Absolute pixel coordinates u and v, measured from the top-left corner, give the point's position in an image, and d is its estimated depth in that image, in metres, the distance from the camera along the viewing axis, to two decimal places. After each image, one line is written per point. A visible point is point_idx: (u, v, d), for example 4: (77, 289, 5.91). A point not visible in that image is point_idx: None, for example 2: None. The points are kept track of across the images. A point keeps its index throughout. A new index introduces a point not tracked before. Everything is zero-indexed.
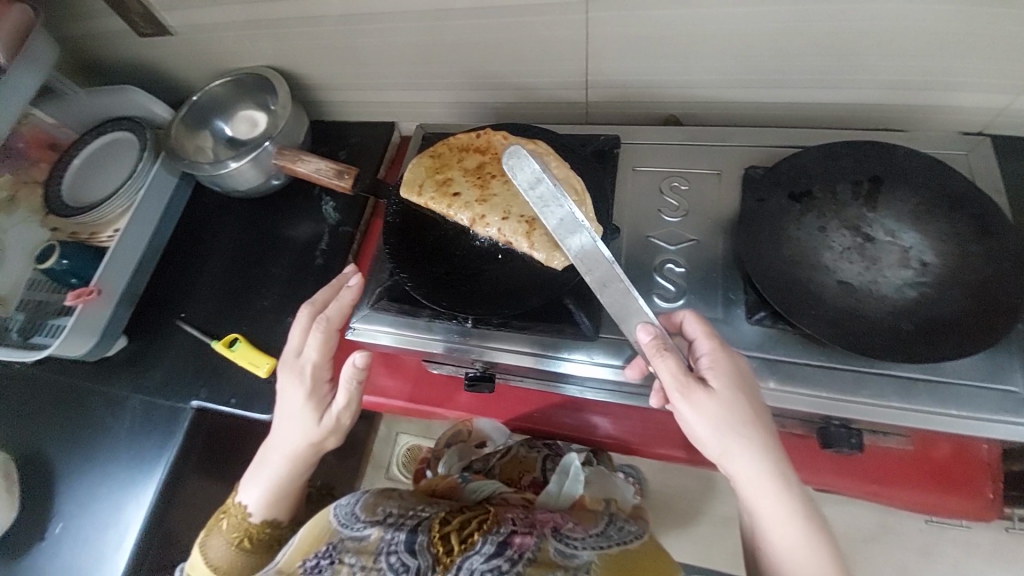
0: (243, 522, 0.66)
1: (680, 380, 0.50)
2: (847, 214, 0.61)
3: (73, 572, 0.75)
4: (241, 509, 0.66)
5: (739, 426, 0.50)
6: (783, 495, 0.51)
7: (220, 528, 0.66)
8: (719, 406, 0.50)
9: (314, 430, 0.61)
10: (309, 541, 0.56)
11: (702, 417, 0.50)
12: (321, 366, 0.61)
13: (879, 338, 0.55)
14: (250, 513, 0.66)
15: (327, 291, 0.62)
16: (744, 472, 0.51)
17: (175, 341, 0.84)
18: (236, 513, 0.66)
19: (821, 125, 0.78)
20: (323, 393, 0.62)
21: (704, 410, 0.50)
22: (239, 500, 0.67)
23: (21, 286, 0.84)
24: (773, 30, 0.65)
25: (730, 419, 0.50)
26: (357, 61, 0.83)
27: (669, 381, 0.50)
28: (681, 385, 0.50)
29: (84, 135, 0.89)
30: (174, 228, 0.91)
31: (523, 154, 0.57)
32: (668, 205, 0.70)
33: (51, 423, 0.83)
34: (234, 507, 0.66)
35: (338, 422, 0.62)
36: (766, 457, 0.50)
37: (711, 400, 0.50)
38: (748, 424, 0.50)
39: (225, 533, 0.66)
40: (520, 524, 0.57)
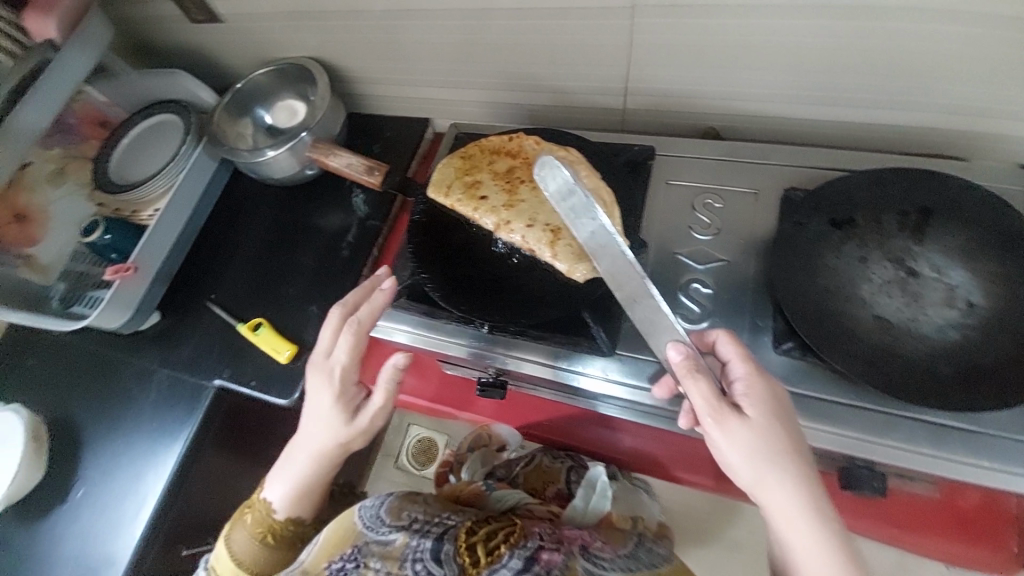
0: (266, 518, 0.65)
1: (712, 405, 0.49)
2: (891, 245, 0.58)
3: (95, 530, 0.80)
4: (266, 505, 0.65)
5: (770, 454, 0.49)
6: (823, 534, 0.48)
7: (243, 522, 0.65)
8: (753, 434, 0.49)
9: (341, 432, 0.61)
10: (334, 542, 0.57)
11: (735, 445, 0.49)
12: (351, 369, 0.61)
13: (912, 380, 0.53)
14: (274, 509, 0.65)
15: (360, 293, 0.63)
16: (778, 505, 0.49)
17: (203, 320, 0.87)
18: (260, 508, 0.66)
19: (869, 147, 0.74)
20: (352, 395, 0.62)
21: (737, 438, 0.49)
22: (263, 496, 0.66)
23: (65, 256, 0.88)
24: (827, 44, 0.62)
25: (762, 447, 0.49)
26: (396, 56, 0.83)
27: (701, 406, 0.49)
28: (713, 410, 0.49)
29: (133, 115, 0.92)
30: (211, 210, 0.94)
31: (556, 163, 0.55)
32: (700, 222, 0.68)
33: (85, 388, 0.87)
34: (258, 502, 0.66)
35: (366, 426, 0.61)
36: (802, 490, 0.49)
37: (744, 428, 0.49)
38: (780, 453, 0.49)
39: (248, 527, 0.65)
40: (547, 540, 0.58)
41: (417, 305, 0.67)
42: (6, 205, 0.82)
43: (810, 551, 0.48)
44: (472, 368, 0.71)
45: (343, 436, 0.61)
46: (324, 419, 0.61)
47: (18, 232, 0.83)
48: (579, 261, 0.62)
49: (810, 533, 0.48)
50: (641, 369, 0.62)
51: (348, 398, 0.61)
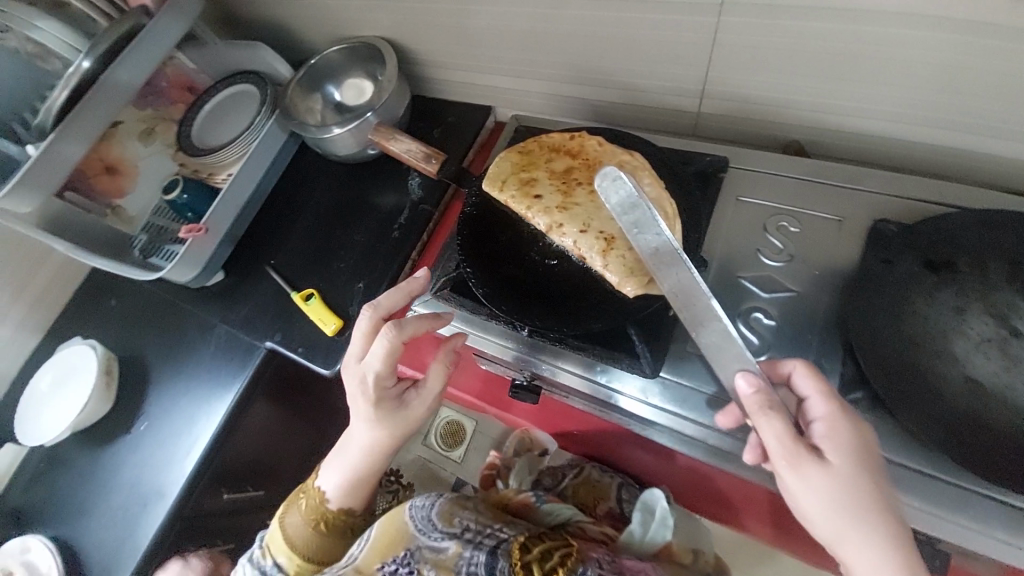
0: (319, 507, 0.70)
1: (789, 448, 0.45)
2: (996, 298, 0.50)
3: (151, 465, 0.87)
4: (320, 493, 0.70)
5: (855, 504, 0.44)
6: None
7: (298, 507, 0.71)
8: (834, 484, 0.45)
9: (387, 427, 0.64)
10: (385, 543, 0.65)
11: (813, 493, 0.45)
12: (384, 376, 0.61)
13: (997, 458, 0.47)
14: (328, 499, 0.70)
15: (394, 296, 0.61)
16: (863, 563, 0.44)
17: (260, 284, 0.90)
18: (315, 495, 0.71)
19: (980, 180, 0.65)
20: (392, 396, 0.63)
21: (814, 486, 0.45)
22: (318, 484, 0.71)
23: (149, 210, 0.94)
24: (943, 61, 0.55)
25: (846, 494, 0.44)
26: (467, 41, 0.82)
27: (776, 447, 0.45)
28: (790, 454, 0.45)
29: (219, 83, 0.98)
30: (278, 178, 0.97)
31: (619, 175, 0.50)
32: (770, 246, 0.62)
33: (153, 334, 0.94)
34: (313, 491, 0.71)
35: (412, 419, 0.64)
36: (893, 551, 0.44)
37: (823, 474, 0.45)
38: (865, 502, 0.44)
39: (303, 513, 0.70)
40: (606, 567, 0.66)
41: (460, 298, 0.68)
42: (101, 157, 0.88)
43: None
44: (507, 367, 0.70)
45: (388, 433, 0.64)
46: (368, 420, 0.64)
47: (108, 183, 0.90)
48: (630, 274, 0.58)
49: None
50: (682, 396, 0.59)
51: (387, 402, 0.63)
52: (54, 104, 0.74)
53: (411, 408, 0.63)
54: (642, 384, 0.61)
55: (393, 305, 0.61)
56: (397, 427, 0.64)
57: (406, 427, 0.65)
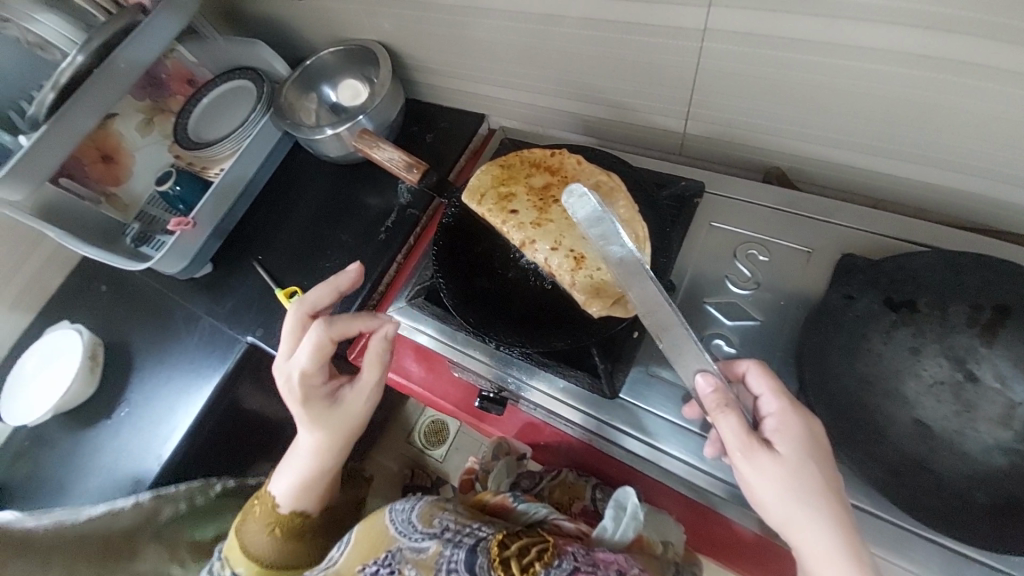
0: (272, 511, 0.71)
1: (743, 440, 0.46)
2: (954, 341, 0.50)
3: (128, 449, 0.89)
4: (272, 499, 0.72)
5: (810, 497, 0.45)
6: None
7: (253, 515, 0.73)
8: (783, 473, 0.45)
9: (323, 421, 0.65)
10: (367, 546, 0.65)
11: (764, 482, 0.46)
12: (311, 374, 0.62)
13: (939, 502, 0.48)
14: (279, 504, 0.71)
15: (321, 294, 0.62)
16: (811, 547, 0.45)
17: (246, 278, 0.92)
18: (267, 501, 0.72)
19: (952, 217, 0.66)
20: (323, 393, 0.65)
21: (772, 483, 0.45)
22: (270, 490, 0.73)
23: (144, 198, 0.96)
24: (922, 98, 0.54)
25: (801, 488, 0.45)
26: (460, 51, 0.83)
27: (729, 440, 0.46)
28: (744, 445, 0.46)
29: (219, 78, 0.99)
30: (272, 174, 0.99)
31: (576, 191, 0.44)
32: (739, 273, 0.64)
33: (140, 322, 0.96)
34: (266, 497, 0.72)
35: (347, 412, 0.65)
36: (841, 535, 0.44)
37: (777, 465, 0.45)
38: (820, 496, 0.45)
39: (259, 522, 0.72)
40: (583, 561, 0.61)
41: (432, 307, 0.70)
42: (96, 145, 0.90)
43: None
44: (478, 378, 0.72)
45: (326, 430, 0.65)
46: (306, 422, 0.65)
47: (102, 170, 0.92)
48: (595, 295, 0.60)
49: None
50: (640, 419, 0.61)
51: (318, 400, 0.64)
52: (46, 101, 0.74)
53: (345, 403, 0.65)
54: (605, 403, 0.62)
55: (322, 301, 0.63)
56: (335, 422, 0.65)
57: (342, 424, 0.66)
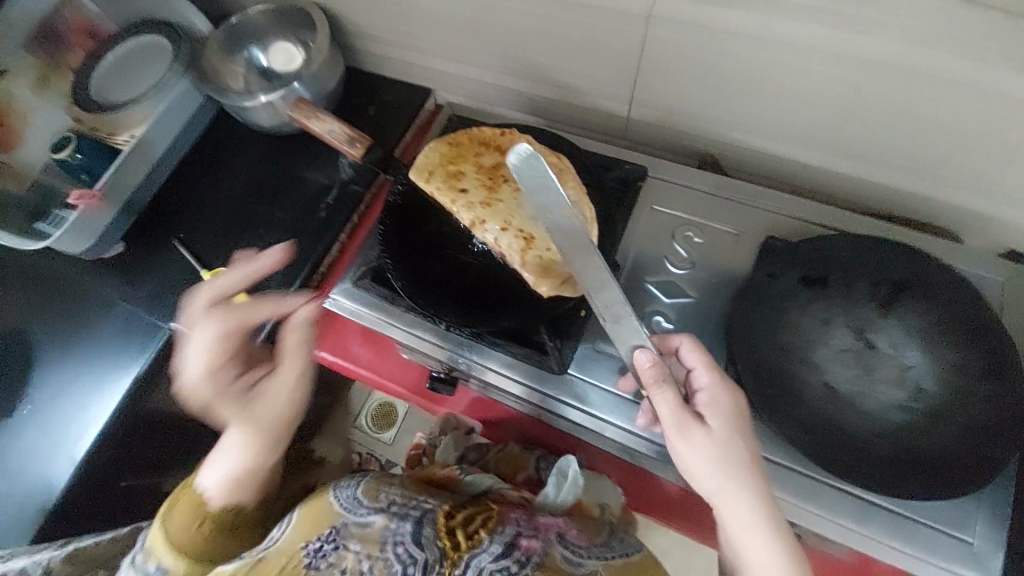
0: (198, 508, 0.64)
1: (677, 413, 0.50)
2: (858, 313, 0.57)
3: (29, 452, 0.78)
4: (199, 493, 0.65)
5: (735, 466, 0.50)
6: (783, 557, 0.49)
7: (178, 507, 0.64)
8: (710, 445, 0.50)
9: (242, 417, 0.64)
10: (309, 525, 0.63)
11: (692, 453, 0.50)
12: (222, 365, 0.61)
13: (849, 457, 0.55)
14: (206, 497, 0.65)
15: (241, 274, 0.61)
16: (733, 510, 0.50)
17: (169, 258, 0.84)
18: (193, 496, 0.65)
19: (857, 203, 0.73)
20: (238, 386, 0.64)
21: (700, 456, 0.50)
22: (198, 483, 0.66)
23: (39, 166, 0.85)
24: (836, 94, 0.60)
25: (727, 457, 0.50)
26: (404, 19, 0.79)
27: (665, 415, 0.51)
28: (677, 420, 0.50)
29: (128, 32, 0.88)
30: (193, 143, 0.91)
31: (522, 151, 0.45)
32: (677, 254, 0.68)
33: (41, 308, 0.86)
34: (190, 488, 0.65)
35: (266, 410, 0.64)
36: (759, 498, 0.50)
37: (706, 438, 0.50)
38: (744, 463, 0.50)
39: (185, 516, 0.64)
40: (526, 527, 0.64)
41: (378, 287, 0.69)
42: None
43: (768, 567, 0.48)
44: (427, 358, 0.72)
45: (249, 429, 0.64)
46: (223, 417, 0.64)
47: None
48: (544, 274, 0.62)
49: (772, 548, 0.49)
50: (586, 393, 0.64)
51: (231, 395, 0.63)
52: None
53: (262, 398, 0.64)
54: (553, 378, 0.65)
55: (238, 281, 0.61)
56: (254, 418, 0.64)
57: (265, 419, 0.64)
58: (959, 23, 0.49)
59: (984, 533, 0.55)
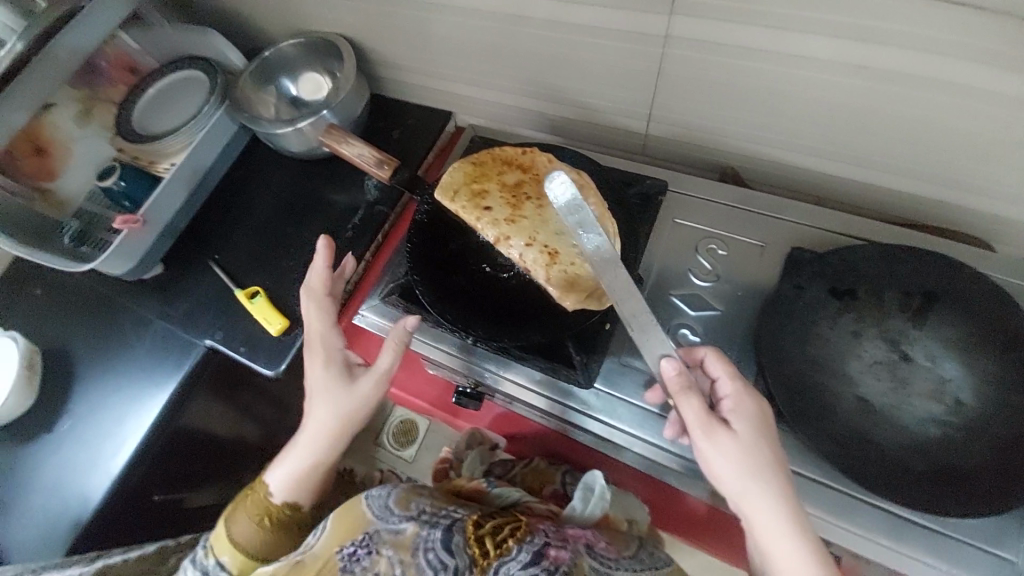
0: (263, 502, 0.67)
1: (703, 418, 0.49)
2: (889, 324, 0.56)
3: (69, 467, 0.80)
4: (265, 488, 0.68)
5: (763, 470, 0.49)
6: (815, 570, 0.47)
7: (244, 503, 0.68)
8: (737, 450, 0.49)
9: (343, 398, 0.64)
10: (343, 529, 0.62)
11: (719, 458, 0.49)
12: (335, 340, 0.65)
13: (882, 473, 0.53)
14: (272, 492, 0.68)
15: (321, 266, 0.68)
16: (763, 516, 0.48)
17: (203, 279, 0.88)
18: (260, 490, 0.68)
19: (884, 213, 0.73)
20: (342, 367, 0.66)
21: (726, 461, 0.49)
22: (265, 479, 0.69)
23: (83, 194, 0.89)
24: (857, 105, 0.60)
25: (755, 462, 0.49)
26: (427, 48, 0.82)
27: (690, 419, 0.50)
28: (703, 424, 0.49)
29: (167, 68, 0.94)
30: (226, 169, 0.95)
31: (557, 177, 0.53)
32: (701, 267, 0.68)
33: (81, 328, 0.89)
34: (260, 485, 0.69)
35: (362, 393, 0.64)
36: (787, 509, 0.48)
37: (734, 442, 0.49)
38: (772, 468, 0.49)
39: (248, 512, 0.67)
40: (554, 537, 0.64)
41: (405, 303, 0.70)
42: (28, 136, 0.83)
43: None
44: (454, 373, 0.73)
45: (336, 408, 0.64)
46: (318, 394, 0.65)
47: (37, 165, 0.85)
48: (569, 288, 0.63)
49: (803, 561, 0.47)
50: (614, 407, 0.63)
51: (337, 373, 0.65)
52: None
53: (359, 381, 0.65)
54: (579, 391, 0.65)
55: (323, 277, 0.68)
56: (345, 400, 0.64)
57: (352, 404, 0.64)
58: (980, 32, 0.49)
59: None
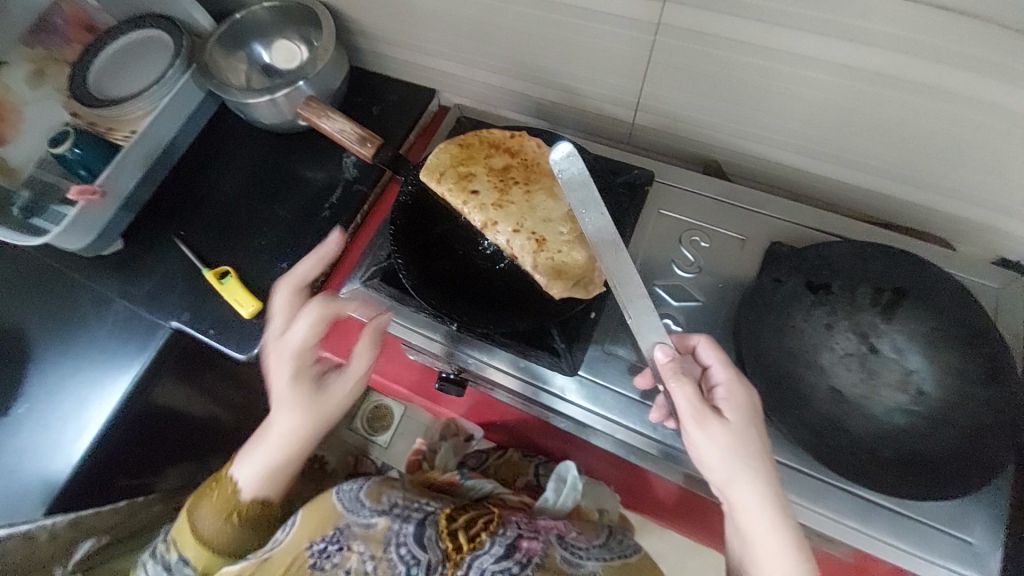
0: (229, 499, 0.65)
1: (695, 407, 0.51)
2: (860, 319, 0.58)
3: (25, 452, 0.76)
4: (232, 484, 0.65)
5: (750, 459, 0.50)
6: (789, 550, 0.50)
7: (208, 500, 0.66)
8: (727, 437, 0.50)
9: (310, 406, 0.61)
10: (313, 524, 0.63)
11: (710, 446, 0.51)
12: (305, 350, 0.60)
13: (853, 458, 0.56)
14: (240, 489, 0.65)
15: (310, 265, 0.64)
16: (744, 499, 0.50)
17: (169, 256, 0.83)
18: (226, 487, 0.65)
19: (858, 211, 0.75)
20: (311, 375, 0.61)
21: (716, 447, 0.50)
22: (231, 474, 0.66)
23: (33, 162, 0.83)
24: (840, 104, 0.62)
25: (740, 450, 0.50)
26: (412, 20, 0.79)
27: (683, 408, 0.51)
28: (696, 413, 0.51)
29: (123, 26, 0.86)
30: (193, 140, 0.90)
31: (565, 149, 0.55)
32: (684, 258, 0.69)
33: (33, 306, 0.83)
34: (225, 480, 0.66)
35: (334, 399, 0.62)
36: (769, 493, 0.50)
37: (725, 431, 0.50)
38: (758, 459, 0.51)
39: (215, 507, 0.66)
40: (526, 529, 0.64)
41: (389, 288, 0.69)
42: None
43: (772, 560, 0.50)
44: (436, 359, 0.72)
45: (314, 415, 0.62)
46: (286, 402, 0.61)
47: None
48: (557, 276, 0.63)
49: (777, 543, 0.50)
50: (597, 394, 0.64)
51: (304, 381, 0.61)
52: None
53: (329, 390, 0.62)
54: (559, 378, 0.65)
55: (311, 273, 0.64)
56: (316, 409, 0.61)
57: (324, 412, 0.62)
58: (961, 38, 0.50)
59: (984, 534, 0.57)
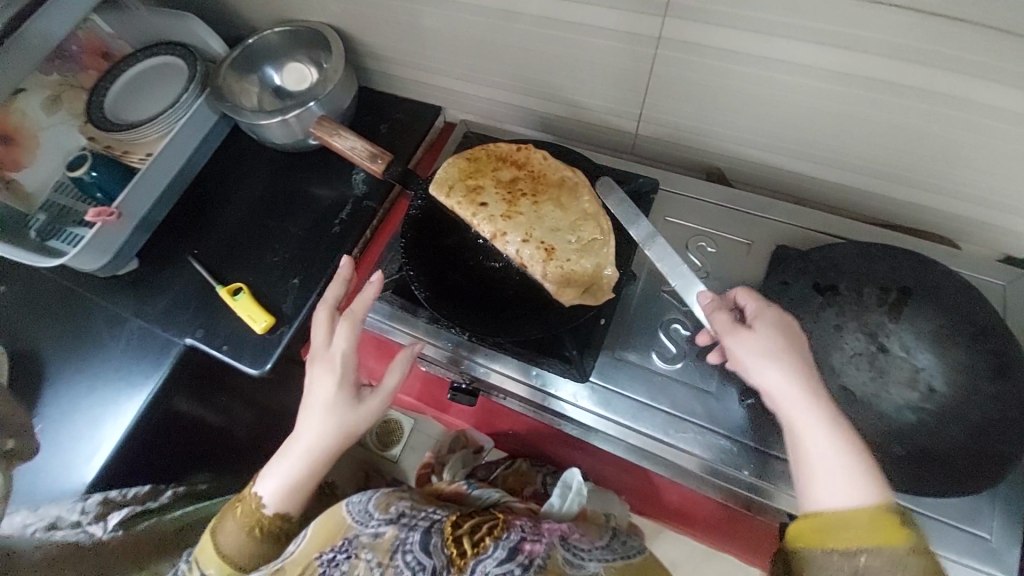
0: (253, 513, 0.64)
1: (724, 321, 0.54)
2: (868, 318, 0.59)
3: (44, 469, 0.76)
4: (255, 499, 0.64)
5: (788, 357, 0.51)
6: (843, 454, 0.46)
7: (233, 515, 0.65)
8: (763, 346, 0.52)
9: (348, 417, 0.62)
10: (323, 535, 0.62)
11: (747, 352, 0.52)
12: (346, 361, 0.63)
13: None
14: (263, 504, 0.64)
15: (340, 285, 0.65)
16: (780, 386, 0.50)
17: (183, 274, 0.85)
18: (250, 501, 0.65)
19: (861, 214, 0.76)
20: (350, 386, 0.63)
21: (751, 352, 0.52)
22: (254, 491, 0.65)
23: (50, 185, 0.85)
24: (838, 109, 0.63)
25: (776, 347, 0.51)
26: (418, 41, 0.81)
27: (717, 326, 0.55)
28: (727, 326, 0.54)
29: (140, 53, 0.89)
30: (206, 162, 0.92)
31: (607, 180, 0.68)
32: (691, 263, 0.70)
33: (48, 327, 0.84)
34: (249, 496, 0.65)
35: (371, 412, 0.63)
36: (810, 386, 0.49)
37: (757, 335, 0.52)
38: (796, 358, 0.51)
39: (239, 520, 0.65)
40: (529, 531, 0.64)
41: (402, 301, 0.70)
42: None
43: (826, 467, 0.46)
44: (449, 371, 0.74)
45: (339, 426, 0.62)
46: (324, 409, 0.62)
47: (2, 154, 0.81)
48: (567, 284, 0.65)
49: (830, 445, 0.47)
50: (608, 399, 0.64)
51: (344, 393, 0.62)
52: None
53: (365, 404, 0.63)
54: (569, 386, 0.66)
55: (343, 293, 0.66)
56: (353, 421, 0.62)
57: (359, 425, 0.63)
58: (955, 42, 0.52)
59: (1000, 529, 0.57)
